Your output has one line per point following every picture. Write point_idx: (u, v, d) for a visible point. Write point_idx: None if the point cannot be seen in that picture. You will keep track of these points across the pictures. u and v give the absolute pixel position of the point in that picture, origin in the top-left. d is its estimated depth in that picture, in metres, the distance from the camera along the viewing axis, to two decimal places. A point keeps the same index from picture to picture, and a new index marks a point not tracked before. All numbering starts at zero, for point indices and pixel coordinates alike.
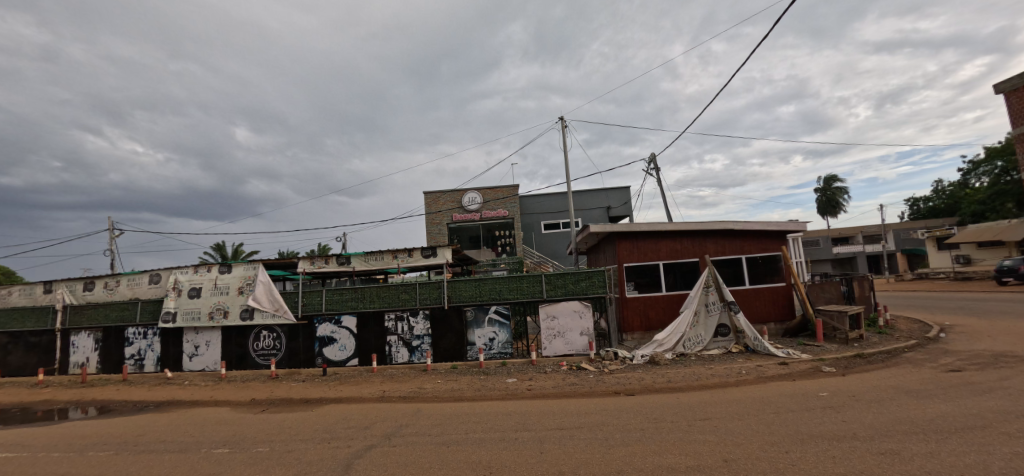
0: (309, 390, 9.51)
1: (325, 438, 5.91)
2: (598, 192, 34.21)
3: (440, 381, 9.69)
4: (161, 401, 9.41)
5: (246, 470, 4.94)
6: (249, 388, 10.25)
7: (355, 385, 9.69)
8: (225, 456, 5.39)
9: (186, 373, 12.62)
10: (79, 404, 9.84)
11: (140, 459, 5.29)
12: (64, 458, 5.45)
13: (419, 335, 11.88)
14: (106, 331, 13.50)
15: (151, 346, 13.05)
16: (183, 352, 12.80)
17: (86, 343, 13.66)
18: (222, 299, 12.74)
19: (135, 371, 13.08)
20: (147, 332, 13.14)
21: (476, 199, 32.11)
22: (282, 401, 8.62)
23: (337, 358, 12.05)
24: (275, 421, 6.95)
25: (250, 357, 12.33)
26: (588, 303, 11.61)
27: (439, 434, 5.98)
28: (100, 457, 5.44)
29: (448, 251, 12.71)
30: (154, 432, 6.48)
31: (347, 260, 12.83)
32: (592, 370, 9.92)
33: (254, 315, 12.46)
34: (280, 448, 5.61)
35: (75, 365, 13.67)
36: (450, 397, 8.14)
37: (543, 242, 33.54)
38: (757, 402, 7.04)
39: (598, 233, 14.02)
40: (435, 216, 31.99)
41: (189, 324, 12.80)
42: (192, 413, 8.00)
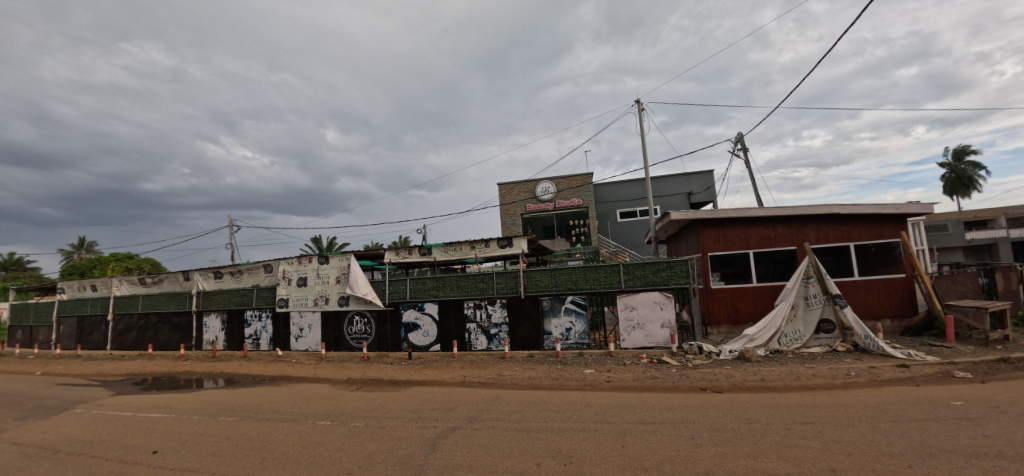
0: (395, 372, 10.19)
1: (413, 417, 6.28)
2: (678, 177, 32.43)
3: (519, 368, 9.87)
4: (274, 376, 10.69)
5: (345, 445, 5.44)
6: (345, 368, 11.25)
7: (437, 370, 10.20)
8: (327, 428, 5.97)
9: (293, 351, 14.21)
10: (211, 375, 11.55)
11: (259, 426, 6.04)
12: (205, 420, 6.44)
13: (497, 323, 12.17)
14: (231, 314, 15.63)
15: (265, 328, 14.86)
16: (290, 334, 14.39)
17: (215, 324, 15.92)
18: (324, 287, 14.08)
19: (253, 349, 15.00)
20: (261, 315, 14.97)
21: (550, 189, 31.90)
22: (373, 381, 9.36)
23: (422, 343, 12.78)
24: (370, 398, 7.59)
25: (345, 340, 13.55)
26: (670, 293, 11.04)
27: (519, 420, 6.07)
28: (229, 421, 6.32)
29: (524, 241, 12.79)
30: (269, 403, 7.37)
31: (429, 251, 13.46)
32: (674, 363, 9.48)
33: (350, 302, 13.65)
34: (372, 423, 6.08)
35: (207, 342, 16.02)
36: (527, 384, 8.24)
37: (619, 231, 32.46)
38: (872, 408, 6.22)
39: (679, 220, 13.29)
40: (510, 207, 32.48)
41: (298, 309, 14.35)
42: (298, 388, 8.95)
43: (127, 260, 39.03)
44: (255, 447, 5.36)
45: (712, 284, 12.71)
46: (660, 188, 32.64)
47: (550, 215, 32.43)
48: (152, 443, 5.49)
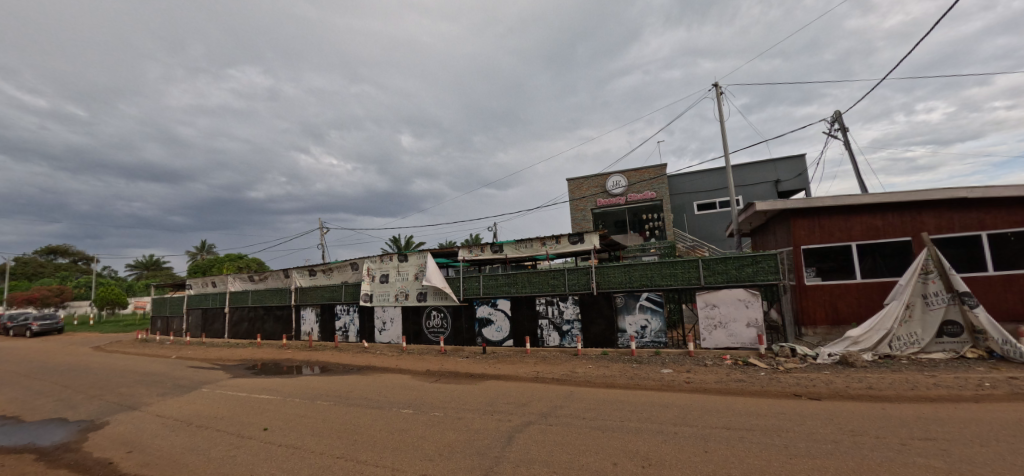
0: (471, 366, 10.60)
1: (489, 410, 6.49)
2: (763, 164, 29.89)
3: (592, 366, 9.77)
4: (361, 366, 11.64)
5: (428, 433, 5.78)
6: (425, 360, 11.93)
7: (511, 365, 10.44)
8: (410, 416, 6.37)
9: (378, 343, 15.35)
10: (308, 362, 12.86)
11: (351, 411, 6.59)
12: (307, 403, 7.18)
13: (569, 320, 12.15)
14: (323, 308, 17.24)
15: (353, 321, 16.22)
16: (375, 327, 15.55)
17: (310, 317, 17.66)
18: (404, 283, 15.00)
19: (343, 340, 16.44)
20: (349, 309, 16.35)
21: (621, 183, 30.93)
22: (450, 374, 9.81)
23: (495, 338, 13.15)
24: (448, 390, 7.95)
25: (424, 334, 14.36)
26: (757, 290, 10.25)
27: (593, 418, 6.02)
28: (327, 405, 7.00)
29: (595, 237, 12.58)
30: (359, 390, 8.03)
31: (500, 248, 13.74)
32: (763, 366, 8.79)
33: (428, 297, 14.43)
34: (452, 414, 6.37)
35: (304, 333, 17.83)
36: (602, 382, 8.11)
37: (697, 225, 30.64)
38: (1018, 427, 5.27)
39: (766, 210, 12.30)
40: (580, 202, 31.91)
41: (381, 304, 15.46)
42: (383, 377, 9.65)
43: (237, 260, 44.49)
44: (351, 430, 5.89)
45: (806, 280, 11.60)
46: (742, 177, 30.32)
47: (622, 209, 31.61)
48: (264, 420, 6.23)
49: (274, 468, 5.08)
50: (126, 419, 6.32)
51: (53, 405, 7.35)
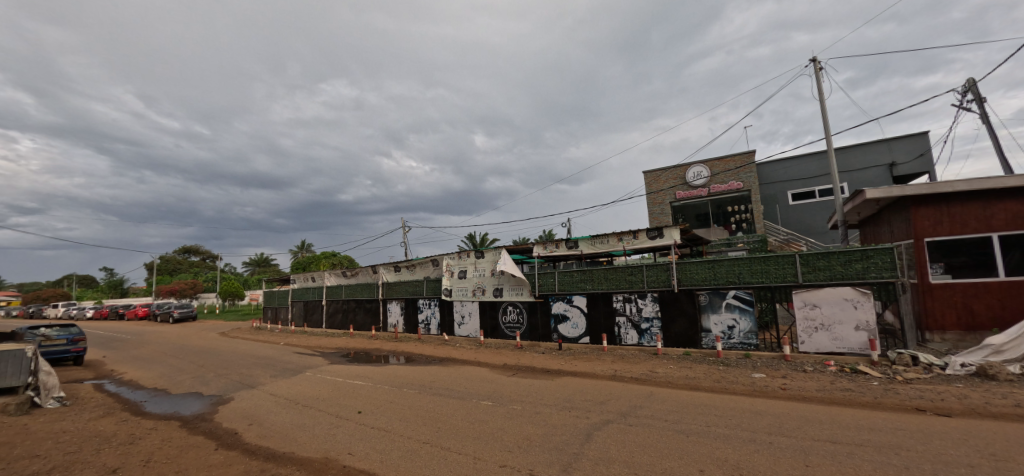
0: (548, 362, 10.67)
1: (566, 406, 6.48)
2: (876, 145, 26.31)
3: (674, 366, 9.34)
4: (442, 357, 12.26)
5: (508, 424, 5.93)
6: (502, 354, 12.27)
7: (587, 362, 10.35)
8: (489, 408, 6.57)
9: (457, 336, 16.09)
10: (394, 352, 13.85)
11: (433, 400, 6.97)
12: (394, 390, 7.71)
13: (648, 318, 11.77)
14: (407, 301, 18.46)
15: (434, 315, 17.18)
16: (454, 320, 16.34)
17: (396, 310, 19.00)
18: (481, 279, 15.62)
19: (425, 332, 17.48)
20: (431, 303, 17.34)
21: (703, 174, 28.48)
22: (527, 369, 9.97)
23: (571, 335, 13.12)
24: (526, 384, 8.09)
25: (500, 328, 14.78)
26: (867, 289, 9.12)
27: (677, 421, 5.74)
28: (411, 393, 7.46)
29: (676, 231, 12.01)
30: (442, 381, 8.45)
31: (575, 244, 13.65)
32: (877, 375, 7.77)
33: (504, 293, 14.88)
34: (529, 408, 6.46)
35: (390, 325, 19.23)
36: (685, 384, 7.73)
37: (791, 216, 27.44)
38: None
39: (878, 198, 10.86)
40: (657, 196, 29.91)
41: (459, 298, 16.20)
42: (462, 369, 10.07)
43: (331, 257, 48.93)
44: (436, 418, 6.22)
45: (931, 278, 10.05)
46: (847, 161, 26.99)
47: (704, 202, 28.77)
48: (357, 404, 6.80)
49: (368, 450, 5.54)
50: (246, 396, 7.29)
51: (192, 381, 8.69)
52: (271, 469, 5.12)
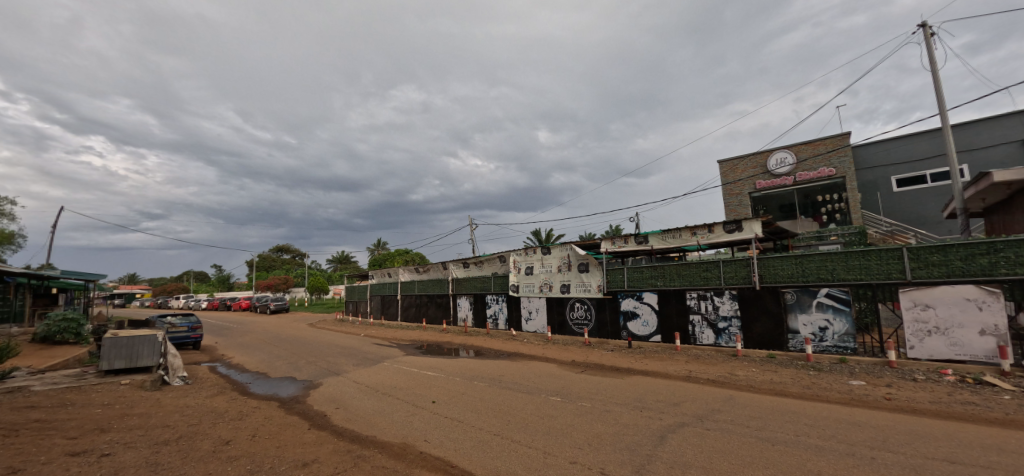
0: (618, 360, 10.48)
1: (638, 406, 6.32)
2: (1005, 119, 22.57)
3: (756, 369, 8.75)
4: (510, 352, 12.50)
5: (577, 421, 5.93)
6: (569, 350, 12.27)
7: (659, 361, 10.04)
8: (559, 403, 6.60)
9: (525, 332, 16.40)
10: (465, 346, 14.37)
11: (503, 393, 7.14)
12: (466, 383, 7.98)
13: (726, 317, 11.21)
14: (475, 297, 19.13)
15: (502, 310, 17.70)
16: (522, 316, 16.70)
17: (464, 305, 19.77)
18: (548, 275, 15.89)
19: (493, 327, 18.04)
20: (498, 299, 17.89)
21: (786, 160, 24.63)
22: (596, 366, 9.87)
23: (641, 333, 12.81)
24: (594, 382, 8.01)
25: (567, 325, 14.82)
26: (996, 288, 7.91)
27: (760, 429, 5.35)
28: (482, 386, 7.69)
29: (758, 225, 11.25)
30: (511, 375, 8.65)
31: (645, 239, 13.28)
32: (1008, 387, 6.70)
33: (571, 289, 15.01)
34: (599, 406, 6.39)
35: (459, 320, 20.03)
36: (769, 389, 7.20)
37: (896, 206, 23.45)
38: None
39: (1010, 181, 9.38)
40: (734, 187, 26.39)
41: (527, 294, 16.57)
42: (531, 364, 10.20)
43: (404, 255, 51.83)
44: (508, 413, 6.37)
45: None
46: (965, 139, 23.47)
47: (789, 191, 25.08)
48: (430, 394, 7.11)
49: (443, 438, 5.82)
50: (333, 382, 7.95)
51: (286, 366, 9.63)
52: (357, 450, 5.59)
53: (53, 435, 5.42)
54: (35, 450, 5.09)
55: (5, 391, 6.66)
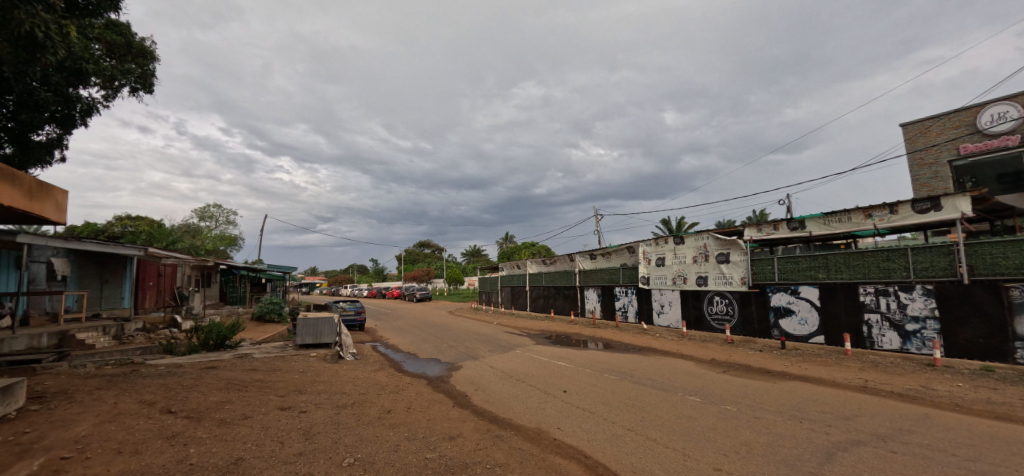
0: (769, 362, 9.52)
1: (795, 416, 5.72)
2: None
3: (963, 384, 7.07)
4: (642, 347, 12.10)
5: (717, 424, 5.68)
6: (709, 348, 11.55)
7: (823, 367, 8.82)
8: (699, 404, 6.55)
9: (657, 326, 16.29)
10: (594, 338, 14.44)
11: (636, 390, 7.17)
12: (595, 374, 8.10)
13: (917, 317, 9.40)
14: (604, 289, 19.53)
15: (631, 302, 17.80)
16: (653, 309, 16.59)
17: (592, 297, 20.22)
18: (682, 267, 15.53)
19: (623, 319, 18.21)
20: (628, 291, 18.03)
21: (1013, 114, 16.44)
22: (742, 367, 9.17)
23: (797, 332, 11.63)
24: (740, 384, 7.71)
25: (706, 320, 14.31)
26: None
27: (971, 459, 4.31)
28: (613, 379, 7.79)
29: (965, 202, 9.23)
30: (642, 370, 8.55)
31: (802, 226, 12.06)
32: None
33: (709, 281, 14.43)
34: (746, 412, 6.05)
35: (588, 311, 20.56)
36: (983, 411, 5.73)
37: None
38: None
39: None
40: (924, 156, 18.67)
41: (659, 286, 16.42)
42: (666, 361, 9.87)
43: (531, 248, 54.31)
44: (644, 410, 6.33)
45: None
46: None
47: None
48: (561, 383, 7.42)
49: (575, 425, 6.00)
50: (471, 365, 8.72)
51: (432, 349, 10.88)
52: (496, 430, 5.98)
53: (269, 392, 6.93)
54: (257, 403, 6.56)
55: (237, 356, 8.75)
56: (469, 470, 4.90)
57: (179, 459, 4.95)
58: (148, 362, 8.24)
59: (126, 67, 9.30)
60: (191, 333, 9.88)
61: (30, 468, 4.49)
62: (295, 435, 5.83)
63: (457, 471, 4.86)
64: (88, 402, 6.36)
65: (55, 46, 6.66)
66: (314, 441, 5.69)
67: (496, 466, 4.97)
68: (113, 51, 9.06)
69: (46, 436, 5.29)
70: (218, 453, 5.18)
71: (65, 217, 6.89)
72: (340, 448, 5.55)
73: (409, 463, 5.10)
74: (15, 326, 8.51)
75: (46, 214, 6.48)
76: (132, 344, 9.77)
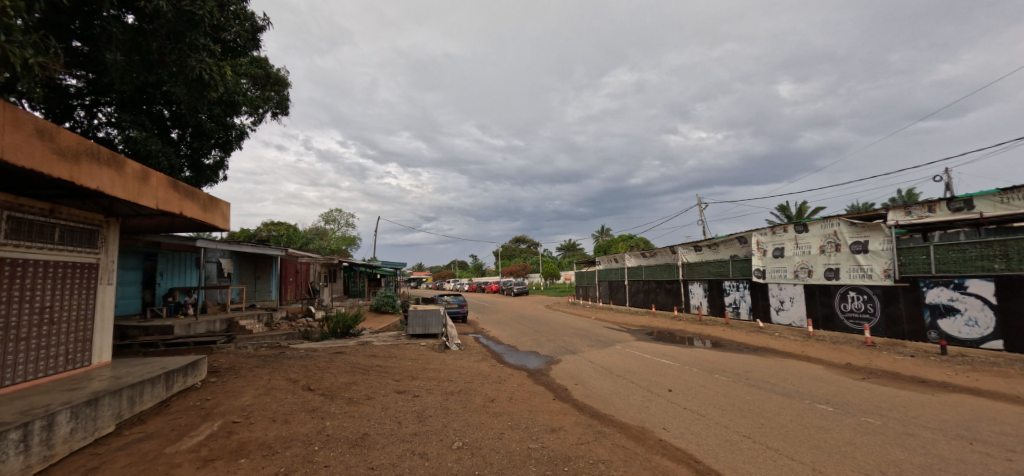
0: (924, 370, 8.06)
1: (964, 437, 4.75)
2: None
3: None
4: (757, 346, 11.05)
5: (856, 438, 4.95)
6: (840, 351, 10.14)
7: (1003, 378, 7.22)
8: (831, 414, 5.78)
9: (776, 324, 14.84)
10: (700, 336, 13.55)
11: (755, 394, 6.62)
12: (704, 375, 7.65)
13: None
14: (710, 283, 18.43)
15: (744, 298, 16.50)
16: (771, 305, 15.15)
17: (698, 291, 19.20)
18: (805, 258, 13.89)
19: (734, 316, 16.98)
20: (739, 285, 16.75)
21: None
22: (886, 374, 7.92)
23: (964, 335, 9.67)
24: (885, 394, 6.65)
25: (837, 318, 12.69)
26: None
27: None
28: (725, 381, 7.29)
29: None
30: (759, 373, 7.87)
31: (968, 204, 10.17)
32: None
33: (840, 274, 12.74)
34: (895, 427, 5.19)
35: (693, 307, 19.53)
36: None
37: None
38: None
39: None
40: None
41: (778, 280, 14.91)
42: (788, 363, 8.93)
43: (628, 241, 52.74)
44: (762, 415, 5.78)
45: None
46: None
47: None
48: (665, 382, 7.16)
49: (682, 426, 5.71)
50: (570, 359, 8.74)
51: (531, 342, 11.17)
52: (597, 426, 5.91)
53: (387, 377, 7.68)
54: (378, 385, 7.32)
55: (359, 343, 9.86)
56: (572, 463, 4.89)
57: (319, 430, 5.72)
58: (291, 346, 9.67)
59: (267, 96, 11.01)
60: (323, 322, 11.37)
61: (212, 428, 5.55)
62: (410, 417, 6.37)
63: (560, 464, 4.88)
64: (251, 377, 7.66)
65: (215, 84, 8.08)
66: (427, 423, 6.17)
67: (599, 462, 4.88)
68: (257, 82, 10.75)
69: (222, 403, 6.49)
70: (348, 427, 5.87)
71: (230, 224, 8.37)
72: (450, 431, 5.93)
73: (514, 452, 5.26)
74: (198, 314, 10.59)
75: (215, 223, 7.94)
76: (279, 331, 11.59)
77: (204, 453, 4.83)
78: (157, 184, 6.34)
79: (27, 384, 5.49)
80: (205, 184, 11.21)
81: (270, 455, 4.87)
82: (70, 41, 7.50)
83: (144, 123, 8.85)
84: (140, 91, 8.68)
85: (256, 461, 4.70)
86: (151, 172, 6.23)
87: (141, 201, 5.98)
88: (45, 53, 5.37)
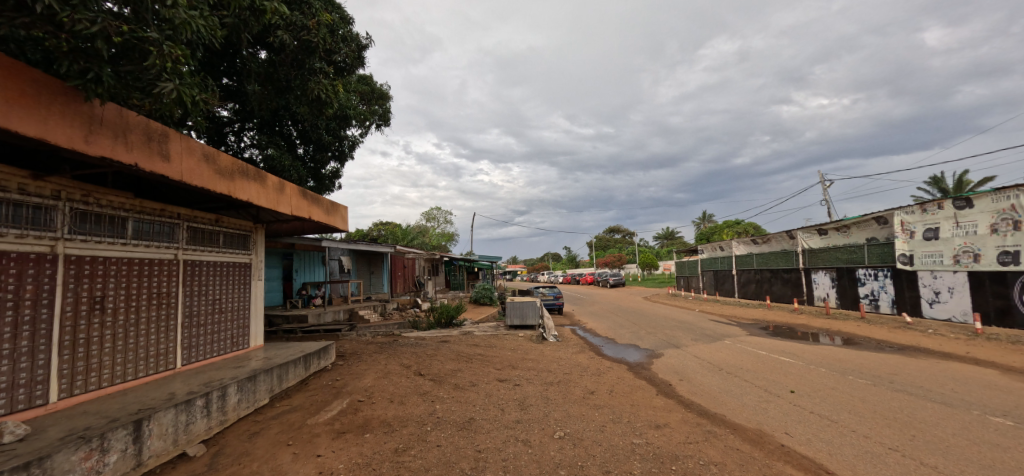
0: None
1: None
2: None
3: None
4: (903, 346, 9.42)
5: None
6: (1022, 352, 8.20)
7: None
8: (1012, 429, 4.71)
9: (929, 319, 12.49)
10: (827, 332, 11.94)
11: (904, 400, 5.66)
12: (836, 376, 6.71)
13: None
14: (840, 272, 16.21)
15: (884, 288, 14.19)
16: (922, 297, 12.79)
17: (825, 281, 16.99)
18: (969, 239, 11.50)
19: (872, 309, 14.71)
20: (878, 274, 14.45)
21: None
22: None
23: None
24: None
25: (1016, 312, 10.30)
26: None
27: None
28: (863, 384, 6.34)
29: None
30: (907, 376, 6.71)
31: None
32: None
33: (1021, 259, 10.28)
34: None
35: (818, 298, 17.34)
36: None
37: None
38: None
39: None
40: None
41: (931, 267, 12.56)
42: (948, 366, 7.45)
43: (736, 227, 47.90)
44: (912, 425, 4.93)
45: None
46: None
47: None
48: (789, 383, 6.44)
49: (809, 432, 5.09)
50: (674, 354, 8.35)
51: (630, 335, 10.85)
52: (707, 425, 5.54)
53: (489, 366, 8.05)
54: (482, 374, 7.71)
55: (462, 333, 10.48)
56: (680, 462, 4.66)
57: (430, 412, 6.21)
58: (403, 334, 10.63)
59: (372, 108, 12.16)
60: (429, 313, 12.31)
61: (343, 405, 6.35)
62: (512, 404, 6.62)
63: (667, 461, 4.69)
64: (370, 361, 8.61)
65: (330, 101, 9.09)
66: (528, 412, 6.34)
67: (711, 464, 4.59)
68: (364, 97, 11.90)
69: (348, 383, 7.39)
70: (456, 411, 6.30)
71: (349, 225, 9.42)
72: (552, 421, 6.03)
73: (617, 445, 5.17)
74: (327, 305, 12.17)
75: (337, 225, 9.01)
76: (392, 321, 12.82)
77: (338, 426, 5.55)
78: (291, 193, 7.37)
79: (205, 361, 6.83)
80: (326, 191, 12.76)
81: (391, 431, 5.43)
82: (223, 79, 9.09)
83: (278, 142, 10.32)
84: (273, 115, 10.13)
85: (379, 436, 5.28)
86: (286, 184, 7.27)
87: (280, 209, 7.03)
88: (207, 92, 6.37)
